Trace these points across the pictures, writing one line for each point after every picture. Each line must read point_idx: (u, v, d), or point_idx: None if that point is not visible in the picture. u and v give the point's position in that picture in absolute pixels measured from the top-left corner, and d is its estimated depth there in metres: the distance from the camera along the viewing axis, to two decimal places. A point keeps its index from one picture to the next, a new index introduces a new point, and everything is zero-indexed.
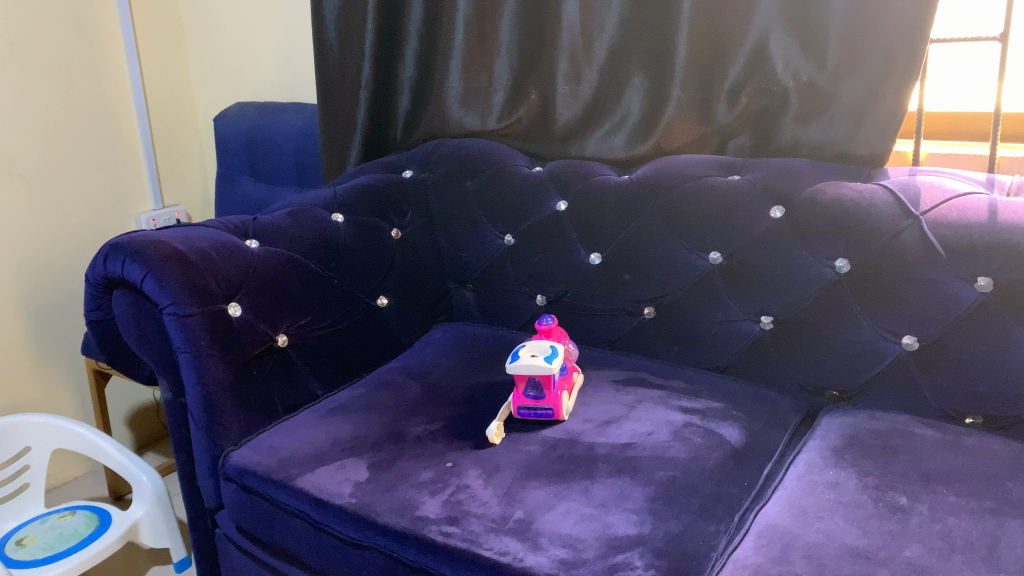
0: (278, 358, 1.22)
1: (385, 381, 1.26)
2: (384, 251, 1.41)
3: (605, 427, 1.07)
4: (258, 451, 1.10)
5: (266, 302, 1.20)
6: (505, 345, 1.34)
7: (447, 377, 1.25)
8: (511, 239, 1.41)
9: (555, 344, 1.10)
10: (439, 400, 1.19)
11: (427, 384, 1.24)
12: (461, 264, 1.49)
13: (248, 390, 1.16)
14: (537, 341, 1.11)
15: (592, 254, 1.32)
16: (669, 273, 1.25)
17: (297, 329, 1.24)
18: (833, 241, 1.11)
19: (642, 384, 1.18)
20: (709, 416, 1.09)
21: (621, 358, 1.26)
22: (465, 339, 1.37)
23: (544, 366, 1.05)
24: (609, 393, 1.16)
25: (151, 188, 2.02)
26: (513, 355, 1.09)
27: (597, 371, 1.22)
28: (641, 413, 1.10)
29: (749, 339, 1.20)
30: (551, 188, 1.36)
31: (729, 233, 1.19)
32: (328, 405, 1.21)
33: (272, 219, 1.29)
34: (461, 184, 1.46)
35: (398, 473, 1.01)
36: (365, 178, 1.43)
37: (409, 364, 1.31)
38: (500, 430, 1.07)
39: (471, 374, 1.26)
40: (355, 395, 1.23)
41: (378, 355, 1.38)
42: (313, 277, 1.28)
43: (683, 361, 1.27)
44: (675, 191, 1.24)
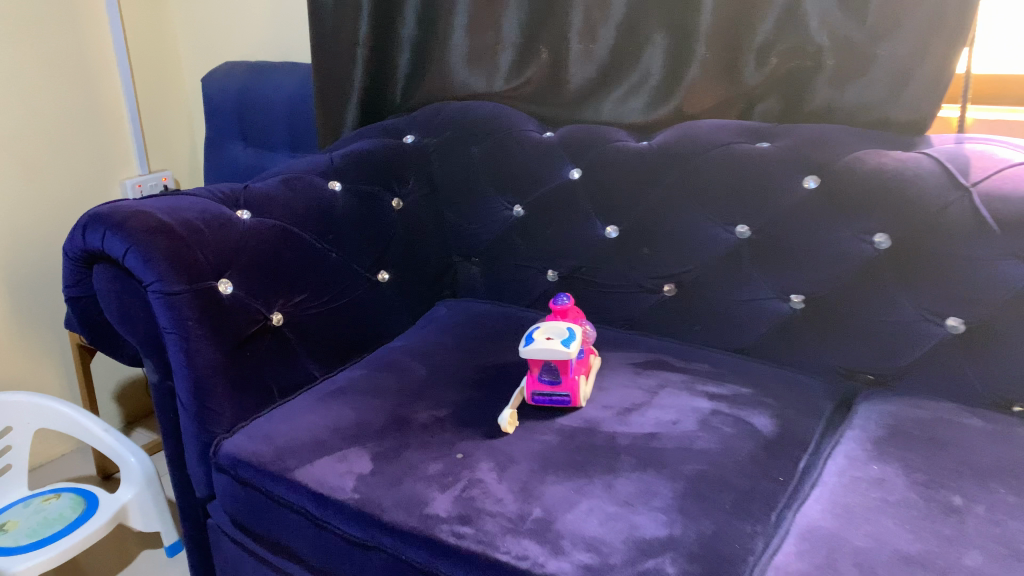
0: (273, 338, 1.13)
1: (387, 363, 1.18)
2: (384, 222, 1.32)
3: (626, 415, 1.00)
4: (254, 439, 1.02)
5: (260, 277, 1.11)
6: (514, 322, 1.26)
7: (453, 359, 1.17)
8: (520, 210, 1.32)
9: (573, 326, 1.03)
10: (446, 383, 1.11)
11: (432, 365, 1.16)
12: (465, 236, 1.40)
13: (242, 373, 1.08)
14: (553, 323, 1.03)
15: (608, 228, 1.23)
16: (692, 247, 1.16)
17: (294, 307, 1.16)
18: (873, 214, 1.03)
19: (663, 367, 1.10)
20: (737, 403, 1.02)
21: (640, 340, 1.18)
22: (472, 318, 1.29)
23: (562, 351, 0.97)
24: (629, 378, 1.08)
25: (136, 152, 1.92)
26: (527, 338, 1.02)
27: (614, 353, 1.14)
28: (664, 399, 1.02)
29: (777, 319, 1.12)
30: (563, 154, 1.27)
31: (758, 206, 1.11)
32: (327, 389, 1.13)
33: (265, 188, 1.20)
34: (465, 150, 1.37)
35: (405, 465, 0.94)
36: (364, 145, 1.34)
37: (412, 344, 1.23)
38: (514, 418, 0.99)
39: (479, 356, 1.17)
40: (354, 378, 1.15)
41: (380, 335, 1.29)
42: (309, 250, 1.19)
43: (705, 343, 1.19)
44: (699, 160, 1.15)
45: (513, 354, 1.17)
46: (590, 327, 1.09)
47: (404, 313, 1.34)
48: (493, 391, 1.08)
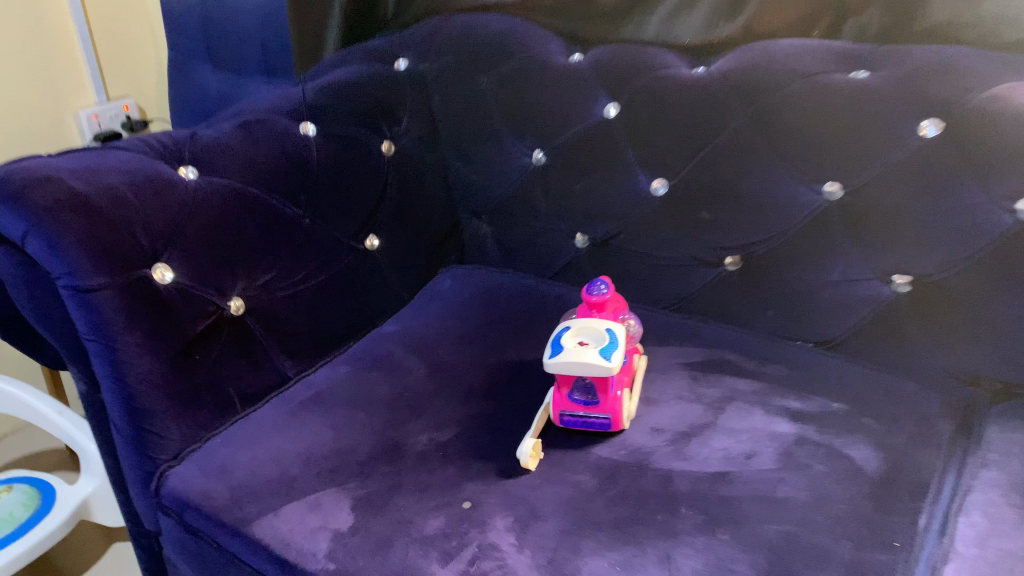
0: (233, 333, 0.90)
1: (378, 359, 0.95)
2: (373, 173, 1.05)
3: (684, 443, 0.77)
4: (206, 473, 0.80)
5: (209, 258, 0.86)
6: (534, 300, 1.02)
7: (459, 356, 0.94)
8: (541, 155, 1.05)
9: (613, 326, 0.78)
10: (450, 392, 0.88)
11: (433, 364, 0.93)
12: (472, 188, 1.14)
13: (192, 383, 0.84)
14: (588, 324, 0.79)
15: (655, 182, 0.96)
16: (763, 212, 0.91)
17: (257, 291, 0.92)
18: (1020, 172, 0.75)
19: (727, 371, 0.86)
20: (829, 427, 0.78)
21: (695, 331, 0.93)
22: (481, 293, 1.04)
23: (601, 368, 0.73)
24: (682, 388, 0.84)
25: (91, 77, 1.63)
26: (554, 345, 0.78)
27: (663, 350, 0.90)
28: (731, 421, 0.79)
29: (876, 305, 0.88)
30: (597, 85, 0.98)
31: (859, 159, 0.84)
32: (301, 397, 0.90)
33: (217, 136, 0.93)
34: (473, 78, 1.08)
35: (395, 518, 0.72)
36: (345, 74, 1.06)
37: (407, 333, 0.99)
38: (537, 449, 0.76)
39: (491, 352, 0.94)
40: (336, 381, 0.92)
41: (370, 317, 1.05)
42: (275, 216, 0.94)
43: (776, 334, 0.94)
44: (780, 95, 0.87)
45: (534, 349, 0.93)
46: (634, 323, 0.84)
47: (399, 287, 1.10)
48: (510, 404, 0.85)
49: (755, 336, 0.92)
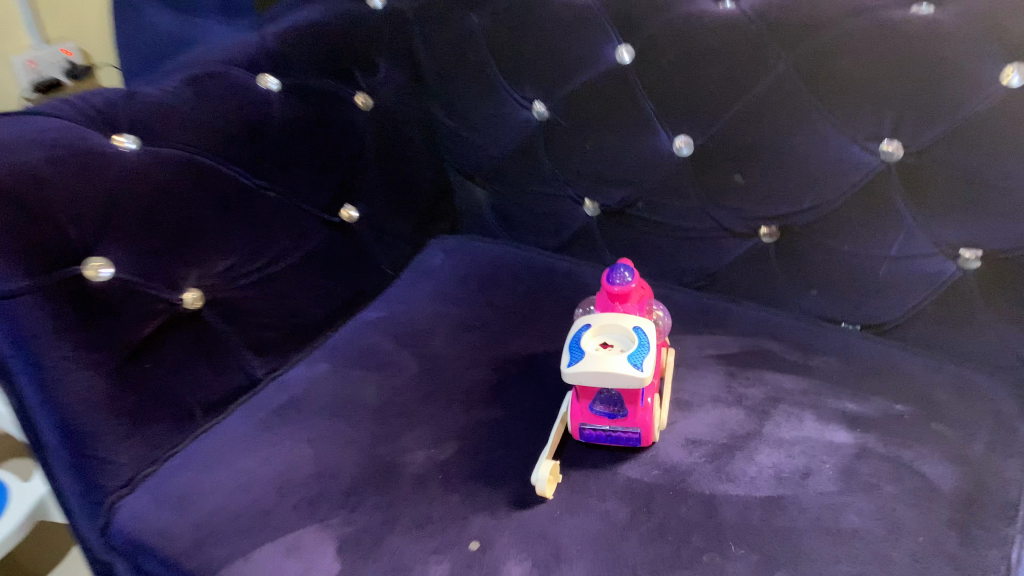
0: (190, 332, 0.76)
1: (361, 354, 0.82)
2: (346, 133, 0.90)
3: (725, 460, 0.66)
4: (162, 506, 0.68)
5: (155, 244, 0.72)
6: (538, 278, 0.89)
7: (454, 349, 0.81)
8: (543, 108, 0.89)
9: (642, 323, 0.66)
10: (445, 396, 0.75)
11: (425, 360, 0.80)
12: (462, 146, 0.98)
13: (143, 397, 0.71)
14: (613, 322, 0.66)
15: (679, 140, 0.81)
16: (810, 177, 0.76)
17: (216, 281, 0.77)
18: None
19: (769, 365, 0.74)
20: (894, 436, 0.66)
21: (728, 315, 0.81)
22: (477, 270, 0.91)
23: (633, 379, 0.61)
24: (718, 387, 0.73)
25: (24, 12, 1.22)
26: (573, 349, 0.65)
27: (692, 341, 0.78)
28: (780, 430, 0.68)
29: (939, 284, 0.75)
30: (608, 22, 0.80)
31: (936, 112, 0.68)
32: (274, 404, 0.77)
33: (159, 95, 0.76)
34: (457, 14, 0.90)
35: (391, 567, 0.60)
36: (310, 16, 0.88)
37: (393, 321, 0.86)
38: (555, 472, 0.65)
39: (492, 344, 0.81)
40: (313, 383, 0.79)
41: (352, 299, 0.92)
42: (234, 190, 0.79)
43: (818, 316, 0.82)
44: (834, 35, 0.70)
45: (541, 340, 0.81)
46: (662, 314, 0.72)
47: (383, 262, 0.95)
48: (517, 415, 0.72)
49: (798, 321, 0.80)
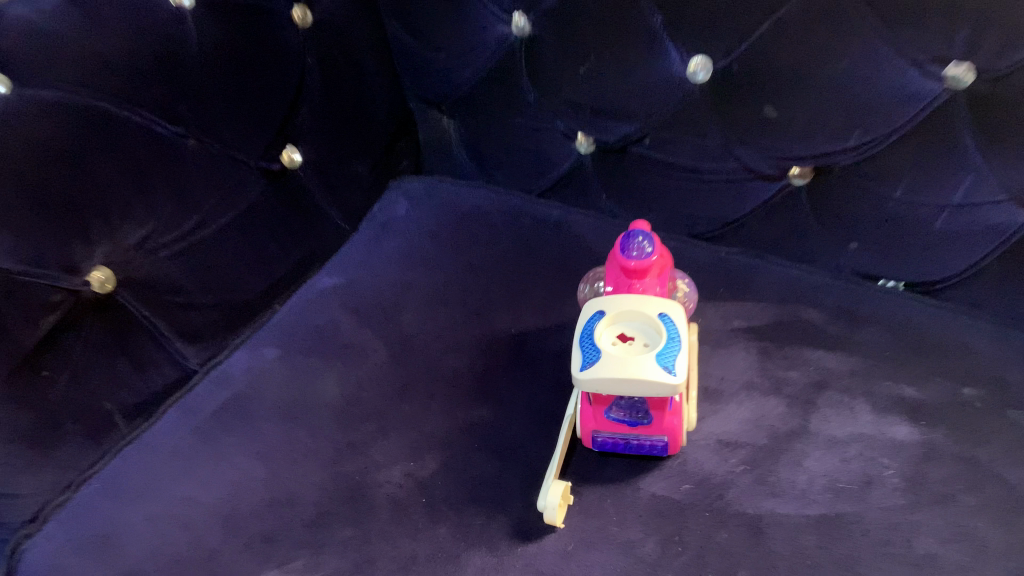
0: (100, 325, 0.61)
1: (317, 336, 0.68)
2: (282, 59, 0.72)
3: (767, 468, 0.55)
4: (80, 548, 0.55)
5: (42, 220, 0.55)
6: (524, 234, 0.75)
7: (429, 330, 0.68)
8: (523, 19, 0.71)
9: (668, 308, 0.53)
10: (423, 392, 0.62)
11: (396, 344, 0.67)
12: (424, 69, 0.81)
13: (48, 413, 0.57)
14: (633, 308, 0.53)
15: (694, 64, 0.65)
16: (860, 108, 0.62)
17: (128, 255, 0.62)
18: None
19: (807, 341, 0.63)
20: (965, 429, 0.56)
21: (754, 277, 0.68)
22: (450, 223, 0.77)
23: (666, 386, 0.49)
24: (750, 372, 0.61)
25: None
26: (585, 346, 0.52)
27: (714, 313, 0.66)
28: (828, 426, 0.57)
29: (1005, 238, 0.62)
30: None
31: None
32: (213, 405, 0.64)
33: (32, 13, 0.55)
34: None
35: None
36: None
37: (353, 291, 0.72)
38: (567, 496, 0.53)
39: (475, 322, 0.68)
40: (260, 375, 0.66)
41: (301, 263, 0.77)
42: (143, 142, 0.62)
43: (856, 274, 0.70)
44: None
45: (533, 314, 0.68)
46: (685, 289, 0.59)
47: (335, 213, 0.80)
48: (512, 421, 0.60)
49: (835, 281, 0.68)
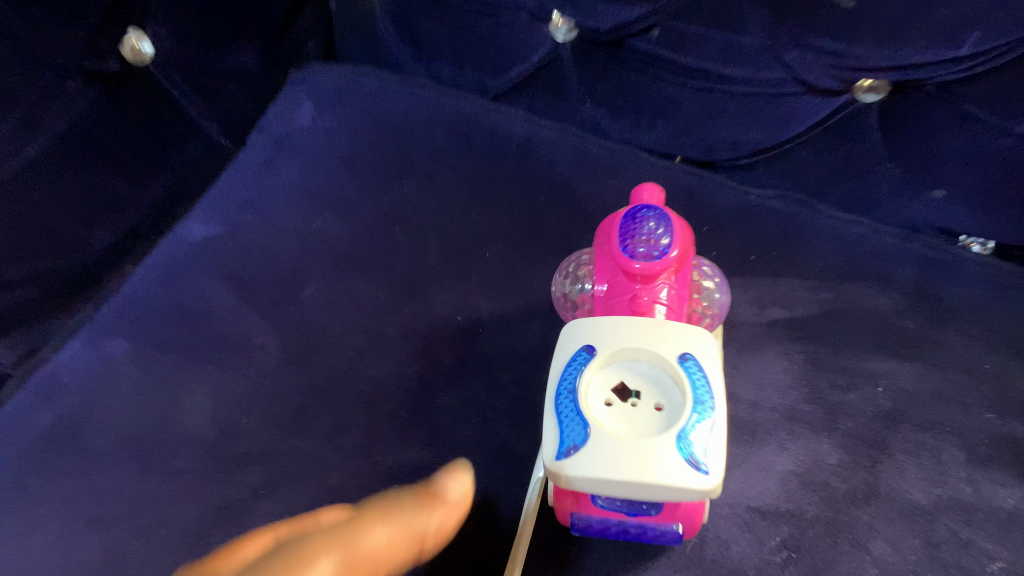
0: None
1: (182, 324, 0.48)
2: None
3: (822, 555, 0.38)
4: None
5: None
6: (474, 163, 0.54)
7: (337, 317, 0.48)
8: None
9: (692, 344, 0.34)
10: (329, 420, 0.44)
11: (293, 338, 0.47)
12: None
13: None
14: (640, 348, 0.34)
15: None
16: None
17: None
18: None
19: (874, 346, 0.44)
20: None
21: (797, 237, 0.48)
22: (374, 146, 0.55)
23: (690, 490, 0.31)
24: (793, 395, 0.43)
25: None
26: (563, 412, 0.33)
27: (742, 296, 0.47)
28: (906, 488, 0.40)
29: None
30: None
31: None
32: (32, 433, 0.44)
33: None
34: None
35: None
36: None
37: (237, 249, 0.51)
38: None
39: (404, 303, 0.48)
40: (98, 386, 0.46)
41: (163, 203, 0.54)
42: None
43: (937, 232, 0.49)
44: None
45: (486, 294, 0.48)
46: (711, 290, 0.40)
47: (211, 127, 0.56)
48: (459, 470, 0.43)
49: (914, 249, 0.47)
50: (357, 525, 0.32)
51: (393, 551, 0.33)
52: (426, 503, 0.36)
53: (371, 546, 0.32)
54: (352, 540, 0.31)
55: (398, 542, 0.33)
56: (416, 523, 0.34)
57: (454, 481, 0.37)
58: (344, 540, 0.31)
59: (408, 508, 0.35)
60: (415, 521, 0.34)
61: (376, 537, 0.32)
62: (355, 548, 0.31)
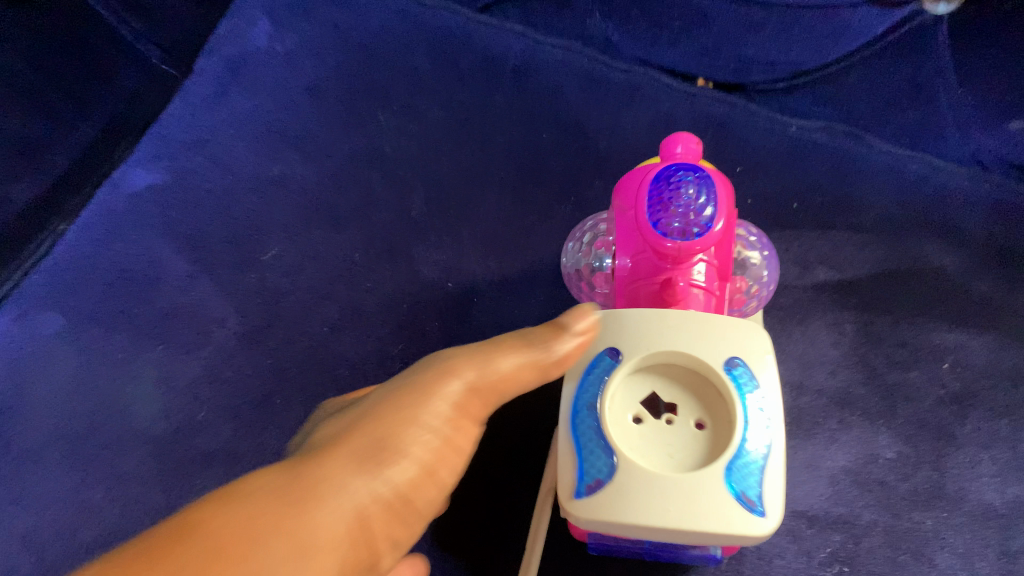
0: None
1: (124, 294, 0.41)
2: None
3: (879, 570, 0.33)
4: None
5: None
6: (462, 91, 0.45)
7: (306, 286, 0.41)
8: None
9: (740, 347, 0.28)
10: (302, 412, 0.38)
11: (255, 312, 0.40)
12: None
13: None
14: (678, 352, 0.27)
15: None
16: None
17: None
18: None
19: (937, 314, 0.38)
20: None
21: (847, 179, 0.41)
22: (344, 70, 0.46)
23: (742, 535, 0.25)
24: (842, 374, 0.37)
25: None
26: (581, 431, 0.27)
27: (781, 253, 0.40)
28: (976, 487, 0.34)
29: None
30: None
31: None
32: None
33: None
34: None
35: None
36: None
37: (184, 200, 0.43)
38: None
39: (384, 267, 0.41)
40: (28, 372, 0.39)
41: (100, 141, 0.44)
42: None
43: (1013, 169, 0.40)
44: None
45: (479, 255, 0.41)
46: (756, 265, 0.32)
47: (149, 49, 0.46)
48: None
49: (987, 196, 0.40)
50: (483, 350, 0.27)
51: (519, 383, 0.27)
52: (556, 328, 0.27)
53: (494, 376, 0.26)
54: (479, 371, 0.26)
55: (494, 385, 0.26)
56: (544, 359, 0.27)
57: (574, 324, 0.27)
58: (473, 361, 0.26)
59: (535, 334, 0.28)
60: (543, 355, 0.27)
61: (502, 368, 0.26)
62: (480, 381, 0.26)
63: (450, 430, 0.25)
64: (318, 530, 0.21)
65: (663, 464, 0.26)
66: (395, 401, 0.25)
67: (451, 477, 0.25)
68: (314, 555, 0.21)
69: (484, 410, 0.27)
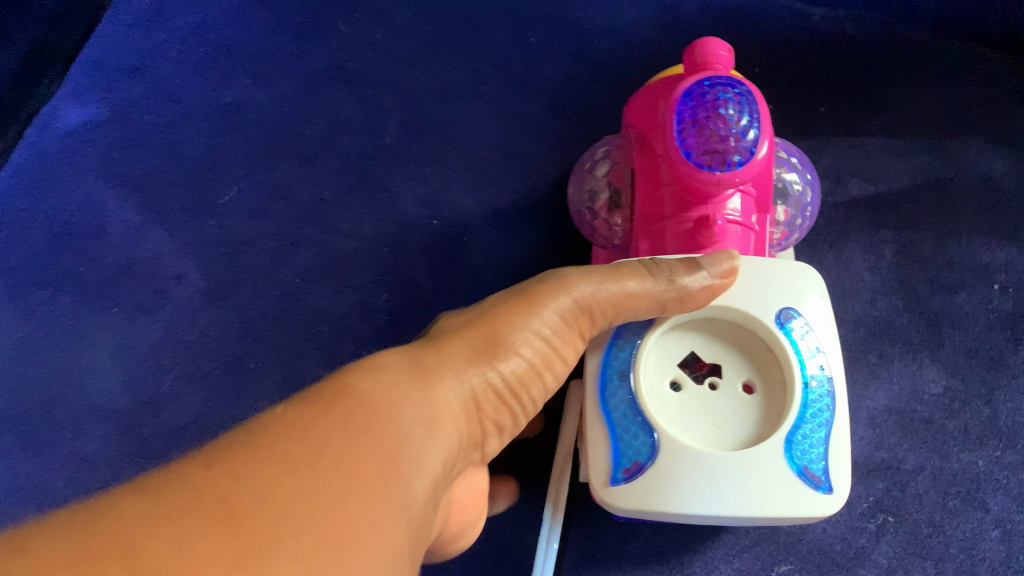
0: None
1: (65, 252, 0.36)
2: None
3: (926, 517, 0.30)
4: None
5: None
6: None
7: (272, 230, 0.36)
8: None
9: (792, 294, 0.24)
10: (280, 375, 0.34)
11: (217, 265, 0.36)
12: None
13: None
14: (721, 307, 0.24)
15: None
16: None
17: None
18: None
19: (983, 227, 0.34)
20: None
21: (878, 76, 0.36)
22: None
23: (809, 512, 0.22)
24: (879, 301, 0.33)
25: None
26: (611, 407, 0.23)
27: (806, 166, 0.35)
28: None
29: None
30: None
31: None
32: None
33: None
34: None
35: None
36: None
37: (126, 137, 0.38)
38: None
39: (360, 204, 0.36)
40: None
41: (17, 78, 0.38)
42: None
43: None
44: None
45: (467, 185, 0.36)
46: (799, 192, 0.29)
47: None
48: None
49: None
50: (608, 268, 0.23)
51: (635, 308, 0.23)
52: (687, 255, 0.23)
53: (606, 297, 0.23)
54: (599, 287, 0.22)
55: (610, 303, 0.23)
56: (663, 290, 0.23)
57: (709, 264, 0.23)
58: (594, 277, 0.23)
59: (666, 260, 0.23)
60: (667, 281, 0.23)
61: (621, 287, 0.23)
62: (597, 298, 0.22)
63: (553, 349, 0.22)
64: (438, 407, 0.19)
65: (710, 438, 0.23)
66: (502, 302, 0.22)
67: (553, 384, 0.22)
68: (440, 423, 0.18)
69: (591, 332, 0.23)
